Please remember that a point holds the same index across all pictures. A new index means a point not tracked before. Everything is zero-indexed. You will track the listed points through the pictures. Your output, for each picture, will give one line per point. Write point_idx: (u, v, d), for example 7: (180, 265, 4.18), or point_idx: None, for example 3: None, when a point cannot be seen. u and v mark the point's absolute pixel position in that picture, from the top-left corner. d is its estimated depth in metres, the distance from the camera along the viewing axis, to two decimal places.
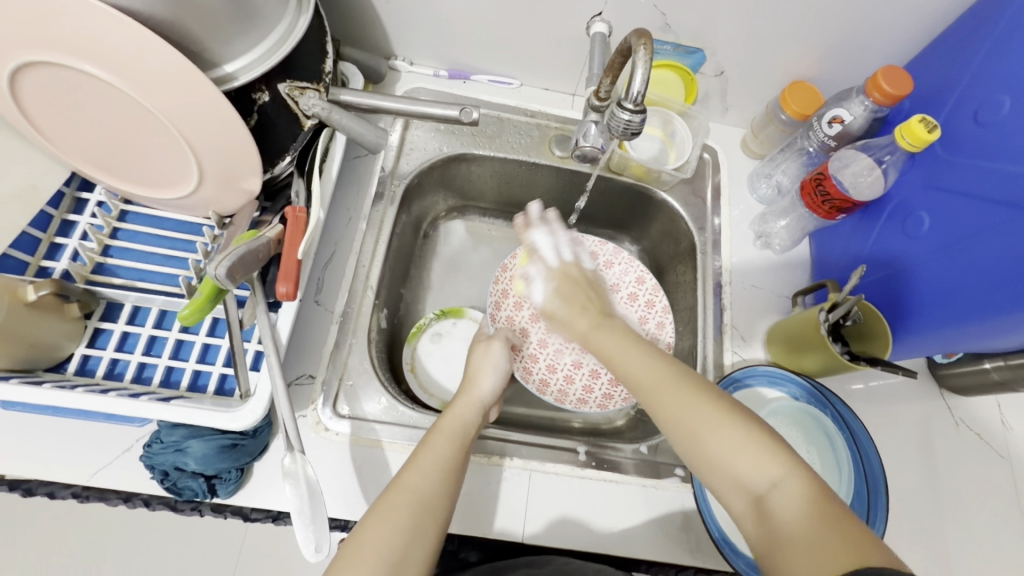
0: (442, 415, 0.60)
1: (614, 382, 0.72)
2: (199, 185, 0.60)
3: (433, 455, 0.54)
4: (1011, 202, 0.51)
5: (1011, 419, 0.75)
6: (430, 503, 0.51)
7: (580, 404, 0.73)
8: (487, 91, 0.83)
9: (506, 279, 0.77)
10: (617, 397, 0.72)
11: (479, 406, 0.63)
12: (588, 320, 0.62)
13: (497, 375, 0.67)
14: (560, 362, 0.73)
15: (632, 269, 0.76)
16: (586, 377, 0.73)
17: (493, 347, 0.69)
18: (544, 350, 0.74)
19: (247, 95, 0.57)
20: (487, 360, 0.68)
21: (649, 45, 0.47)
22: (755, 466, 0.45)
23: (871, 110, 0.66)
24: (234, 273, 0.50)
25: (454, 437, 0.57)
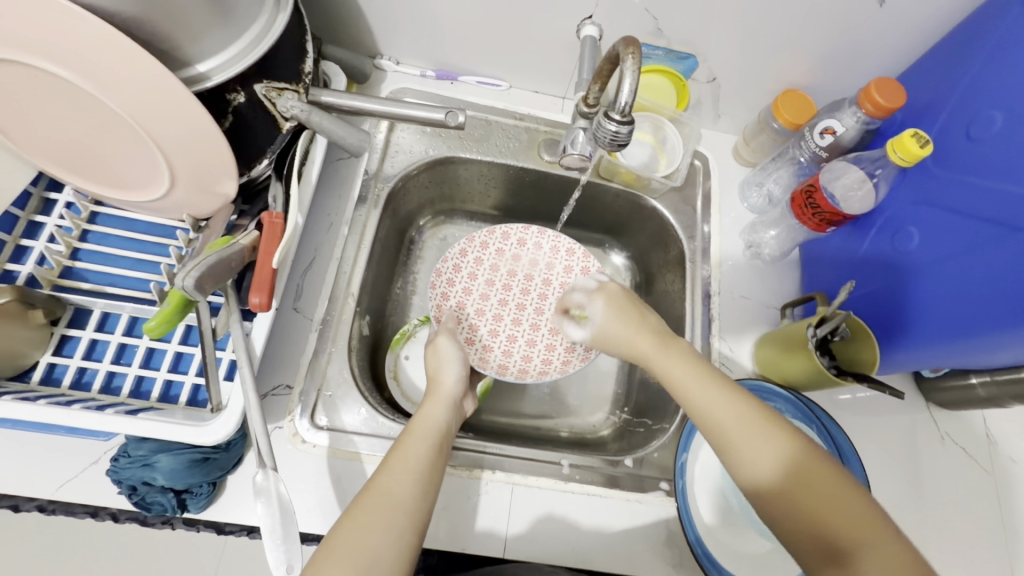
0: (413, 416, 0.58)
1: (569, 347, 0.73)
2: (171, 188, 0.58)
3: (405, 455, 0.53)
4: (1002, 220, 0.51)
5: (996, 433, 0.74)
6: (405, 504, 0.49)
7: (543, 375, 0.73)
8: (475, 92, 0.81)
9: (449, 270, 0.76)
10: (576, 359, 0.72)
11: (448, 403, 0.61)
12: (649, 342, 0.59)
13: (458, 367, 0.65)
14: (514, 345, 0.75)
15: (581, 263, 0.77)
16: (544, 349, 0.74)
17: (441, 343, 0.67)
18: (496, 339, 0.75)
19: (222, 96, 0.53)
20: (439, 357, 0.66)
21: (637, 54, 0.46)
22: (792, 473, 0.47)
23: (862, 123, 0.65)
24: (204, 283, 0.48)
25: (427, 434, 0.56)
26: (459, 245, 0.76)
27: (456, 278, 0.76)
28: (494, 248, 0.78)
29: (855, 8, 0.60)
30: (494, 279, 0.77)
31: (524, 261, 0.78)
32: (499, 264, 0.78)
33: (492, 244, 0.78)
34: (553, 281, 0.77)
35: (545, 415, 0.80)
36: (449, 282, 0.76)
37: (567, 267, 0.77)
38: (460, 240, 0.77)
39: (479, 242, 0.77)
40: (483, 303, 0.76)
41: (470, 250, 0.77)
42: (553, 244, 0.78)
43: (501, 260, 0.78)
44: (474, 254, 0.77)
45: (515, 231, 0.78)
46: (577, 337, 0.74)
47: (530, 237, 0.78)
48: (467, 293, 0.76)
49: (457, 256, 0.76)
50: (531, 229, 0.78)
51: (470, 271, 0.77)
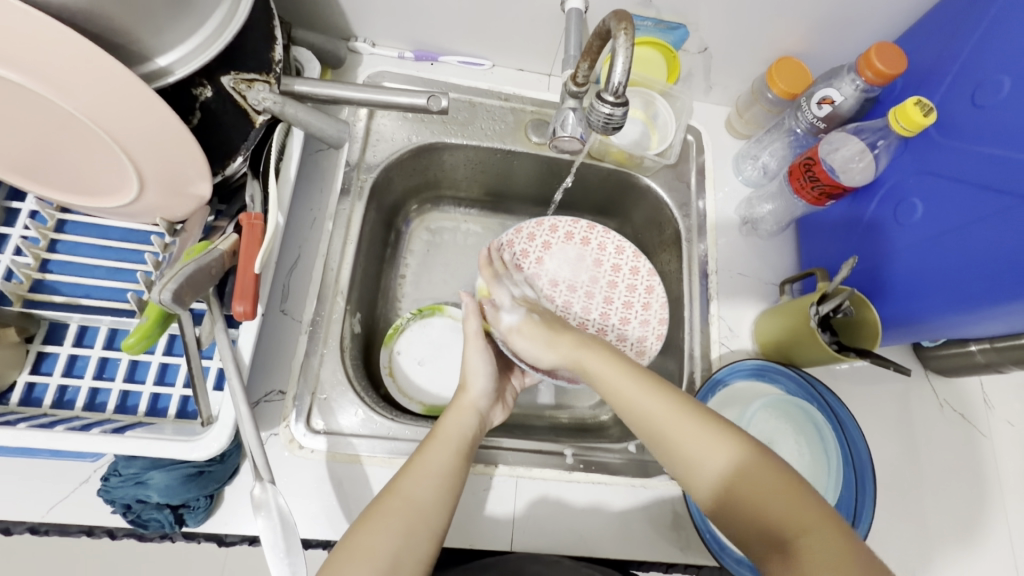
0: (437, 422, 0.57)
1: (624, 321, 0.72)
2: (141, 192, 0.54)
3: (429, 461, 0.52)
4: (1007, 191, 0.49)
5: (993, 397, 0.75)
6: (428, 509, 0.48)
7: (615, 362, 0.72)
8: (457, 73, 0.77)
9: (524, 240, 0.75)
10: (653, 322, 0.72)
11: (474, 412, 0.60)
12: (570, 342, 0.61)
13: (486, 378, 0.63)
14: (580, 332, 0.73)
15: (547, 234, 0.76)
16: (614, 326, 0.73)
17: (470, 350, 0.65)
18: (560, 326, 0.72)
19: (188, 91, 0.51)
20: (470, 363, 0.64)
21: (630, 29, 0.43)
22: (712, 452, 0.47)
23: (861, 90, 0.62)
24: (182, 295, 0.45)
25: (452, 442, 0.54)
26: (507, 234, 0.75)
27: (529, 249, 0.75)
28: (540, 240, 0.76)
29: None
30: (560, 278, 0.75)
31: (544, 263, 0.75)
32: (545, 257, 0.75)
33: (540, 237, 0.76)
34: (615, 301, 0.73)
35: (544, 403, 0.79)
36: (522, 254, 0.75)
37: (547, 244, 0.75)
38: (529, 222, 0.76)
39: (526, 233, 0.75)
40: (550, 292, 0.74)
41: (539, 234, 0.76)
42: (553, 224, 0.76)
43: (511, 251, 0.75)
44: (541, 238, 0.75)
45: (563, 225, 0.76)
46: (633, 311, 0.73)
47: (542, 234, 0.76)
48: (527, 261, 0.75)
49: (525, 240, 0.75)
50: (542, 224, 0.76)
51: (538, 254, 0.75)
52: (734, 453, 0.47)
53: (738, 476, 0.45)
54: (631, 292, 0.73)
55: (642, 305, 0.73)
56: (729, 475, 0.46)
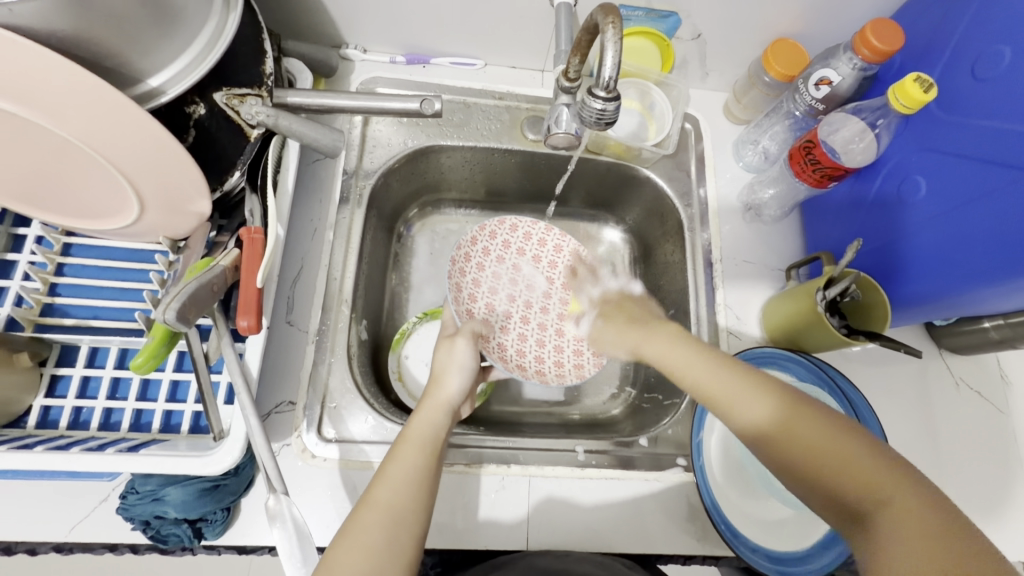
0: (409, 424, 0.56)
1: (539, 359, 0.75)
2: (141, 212, 0.55)
3: (401, 466, 0.51)
4: (1011, 164, 0.48)
5: (1010, 373, 0.73)
6: (400, 515, 0.48)
7: (561, 378, 0.75)
8: (450, 74, 0.77)
9: (478, 254, 0.77)
10: (568, 365, 0.75)
11: (448, 410, 0.59)
12: (637, 336, 0.62)
13: (464, 374, 0.63)
14: (526, 345, 0.75)
15: (514, 259, 0.78)
16: (534, 360, 0.75)
17: (457, 343, 0.66)
18: (509, 336, 0.75)
19: (181, 110, 0.51)
20: (451, 359, 0.64)
21: (618, 22, 0.42)
22: (752, 397, 0.49)
23: (859, 69, 0.61)
24: (186, 313, 0.45)
25: (424, 444, 0.54)
26: (471, 233, 0.76)
27: (480, 277, 0.77)
28: (522, 232, 0.78)
29: None
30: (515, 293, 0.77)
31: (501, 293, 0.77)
32: (499, 287, 0.77)
33: (489, 264, 0.77)
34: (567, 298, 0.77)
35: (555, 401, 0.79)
36: (473, 284, 0.76)
37: (496, 273, 0.77)
38: (467, 236, 0.76)
39: (474, 263, 0.77)
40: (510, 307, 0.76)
41: (472, 253, 0.77)
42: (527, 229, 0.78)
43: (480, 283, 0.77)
44: (477, 258, 0.77)
45: (524, 224, 0.77)
46: (565, 355, 0.75)
47: (475, 254, 0.77)
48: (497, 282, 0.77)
49: (467, 247, 0.76)
50: (475, 245, 0.76)
51: (476, 276, 0.77)
52: (779, 410, 0.48)
53: (781, 422, 0.47)
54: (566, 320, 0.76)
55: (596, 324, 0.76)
56: (775, 420, 0.47)
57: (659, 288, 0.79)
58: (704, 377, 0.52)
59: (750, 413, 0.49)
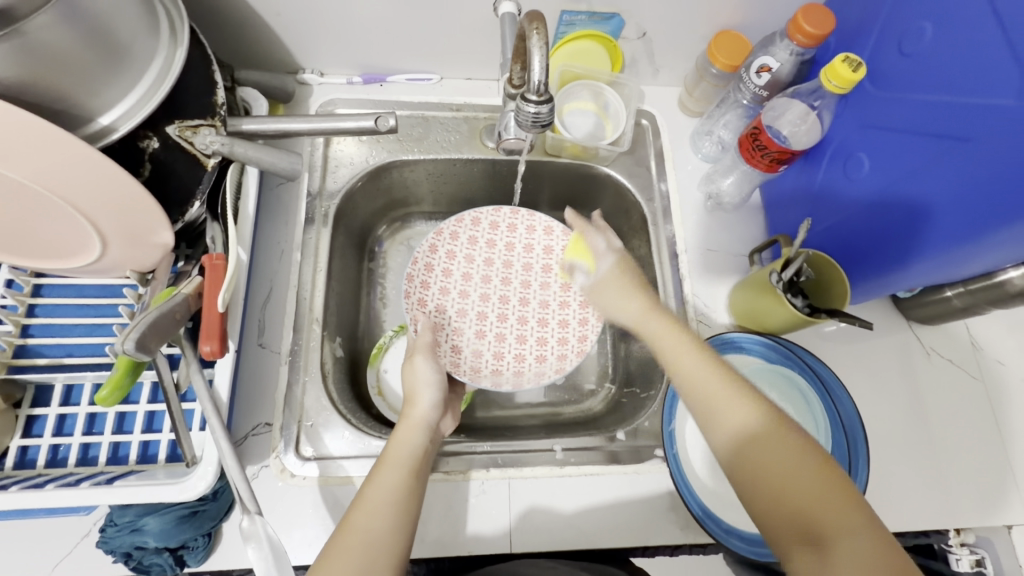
0: (387, 445, 0.57)
1: (518, 356, 0.76)
2: (105, 248, 0.55)
3: (379, 488, 0.52)
4: (945, 134, 0.49)
5: (981, 339, 0.74)
6: (382, 542, 0.49)
7: (495, 379, 0.74)
8: (407, 90, 0.79)
9: (421, 272, 0.76)
10: (529, 359, 0.76)
11: (424, 427, 0.60)
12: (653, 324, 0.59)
13: (434, 389, 0.64)
14: (492, 344, 0.76)
15: (507, 237, 0.79)
16: (512, 360, 0.75)
17: (418, 363, 0.65)
18: (480, 341, 0.76)
19: (135, 145, 0.53)
20: (416, 376, 0.64)
21: (542, 28, 0.44)
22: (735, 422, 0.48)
23: (796, 54, 0.62)
24: (148, 342, 0.46)
25: (402, 463, 0.55)
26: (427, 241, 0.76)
27: (429, 281, 0.77)
28: (466, 237, 0.79)
29: None
30: (488, 292, 0.78)
31: (478, 274, 0.79)
32: (475, 254, 0.79)
33: (441, 247, 0.77)
34: (532, 304, 0.78)
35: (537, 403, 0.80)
36: (422, 289, 0.76)
37: (474, 259, 0.79)
38: (427, 237, 0.77)
39: (422, 265, 0.76)
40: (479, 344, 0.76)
41: (438, 245, 0.77)
42: (529, 224, 0.80)
43: (472, 266, 0.79)
44: (443, 248, 0.77)
45: (505, 218, 0.79)
46: (528, 349, 0.76)
47: (442, 242, 0.77)
48: (461, 282, 0.78)
49: (426, 255, 0.76)
50: (441, 233, 0.77)
51: (443, 268, 0.77)
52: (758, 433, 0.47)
53: (759, 446, 0.47)
54: (546, 308, 0.78)
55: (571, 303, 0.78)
56: (753, 444, 0.47)
57: None
58: (690, 367, 0.53)
59: (731, 436, 0.48)
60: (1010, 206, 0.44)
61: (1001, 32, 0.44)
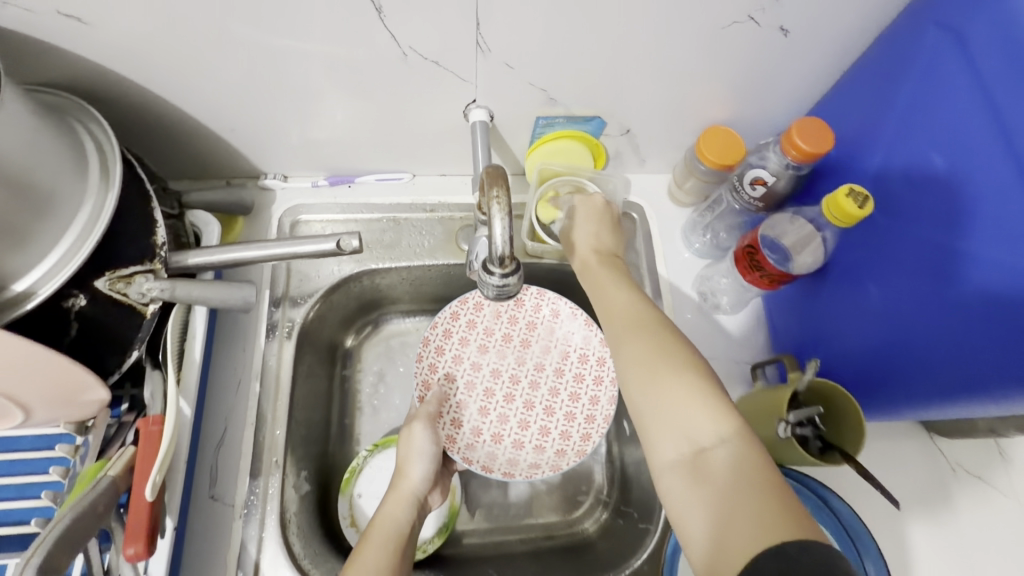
0: (372, 522, 0.58)
1: (518, 445, 0.69)
2: (30, 411, 0.50)
3: (362, 566, 0.53)
4: (959, 280, 0.44)
5: (1013, 452, 0.67)
6: None
7: (510, 474, 0.67)
8: (377, 191, 0.73)
9: (439, 337, 0.71)
10: (545, 465, 0.68)
11: (412, 501, 0.60)
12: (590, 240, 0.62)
13: (426, 462, 0.63)
14: (505, 428, 0.70)
15: (512, 309, 0.73)
16: (510, 446, 0.69)
17: (416, 430, 0.64)
18: (485, 420, 0.70)
19: (59, 306, 0.47)
20: (410, 446, 0.63)
21: (503, 191, 0.38)
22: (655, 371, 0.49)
23: (792, 169, 0.57)
24: (58, 559, 0.39)
25: (387, 541, 0.56)
26: (450, 308, 0.71)
27: (445, 347, 0.72)
28: (489, 310, 0.73)
29: (758, 43, 0.54)
30: (500, 368, 0.72)
31: (496, 335, 0.73)
32: (494, 328, 0.73)
33: (463, 316, 0.72)
34: (542, 385, 0.71)
35: (525, 527, 0.73)
36: (437, 354, 0.71)
37: (488, 329, 0.73)
38: (450, 304, 0.72)
39: (449, 315, 0.72)
40: (481, 424, 0.70)
41: (461, 313, 0.72)
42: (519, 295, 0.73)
43: (474, 334, 0.73)
44: (466, 317, 0.72)
45: None
46: (549, 439, 0.69)
47: (465, 312, 0.72)
48: (463, 348, 0.72)
49: (446, 321, 0.71)
50: (467, 302, 0.72)
51: (462, 336, 0.72)
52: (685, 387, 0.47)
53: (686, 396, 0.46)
54: (560, 377, 0.71)
55: (591, 398, 0.69)
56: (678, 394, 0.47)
57: None
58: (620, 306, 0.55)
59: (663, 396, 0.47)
60: None
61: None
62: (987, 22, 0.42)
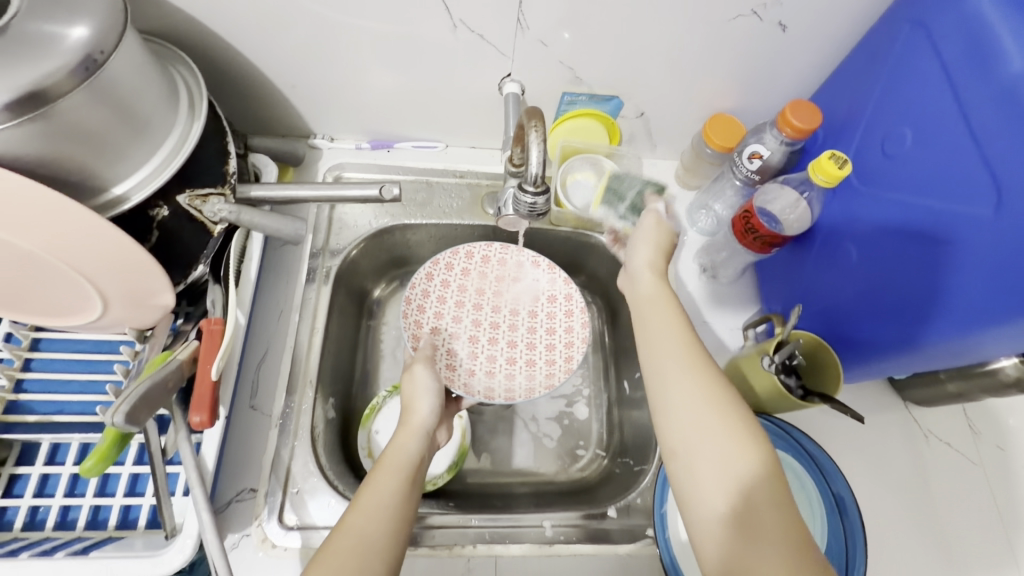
0: (384, 451, 0.57)
1: (510, 376, 0.75)
2: (106, 308, 0.56)
3: (375, 490, 0.52)
4: (927, 233, 0.50)
5: (978, 422, 0.74)
6: (375, 543, 0.48)
7: (510, 397, 0.73)
8: (413, 157, 0.81)
9: (419, 296, 0.76)
10: (539, 387, 0.74)
11: (422, 434, 0.60)
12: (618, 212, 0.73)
13: (433, 397, 0.64)
14: (496, 365, 0.76)
15: (479, 265, 0.80)
16: (503, 379, 0.75)
17: (419, 371, 0.66)
18: (476, 361, 0.76)
19: (145, 214, 0.54)
20: (415, 386, 0.65)
21: (541, 124, 0.46)
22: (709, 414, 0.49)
23: (785, 144, 0.65)
24: (137, 414, 0.46)
25: (399, 468, 0.55)
26: (425, 270, 0.77)
27: (426, 304, 0.77)
28: (459, 269, 0.79)
29: (761, 37, 0.63)
30: (480, 318, 0.79)
31: (471, 290, 0.79)
32: (467, 283, 0.79)
33: (438, 275, 0.78)
34: (520, 326, 0.78)
35: (529, 471, 0.79)
36: (420, 312, 0.76)
37: (462, 286, 0.79)
38: (422, 266, 0.77)
39: (444, 264, 0.78)
40: (473, 364, 0.76)
41: (435, 273, 0.77)
42: (484, 252, 0.79)
43: (450, 291, 0.78)
44: (440, 276, 0.78)
45: (478, 249, 0.79)
46: (538, 367, 0.76)
47: (440, 271, 0.78)
48: (443, 304, 0.78)
49: (423, 282, 0.77)
50: (438, 262, 0.78)
51: (439, 294, 0.78)
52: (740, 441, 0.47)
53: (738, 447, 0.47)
54: (535, 317, 0.79)
55: (566, 327, 0.77)
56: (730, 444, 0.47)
57: (626, 351, 0.83)
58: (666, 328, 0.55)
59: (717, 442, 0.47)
60: (1008, 292, 0.44)
61: (979, 144, 0.46)
62: (950, 15, 0.49)
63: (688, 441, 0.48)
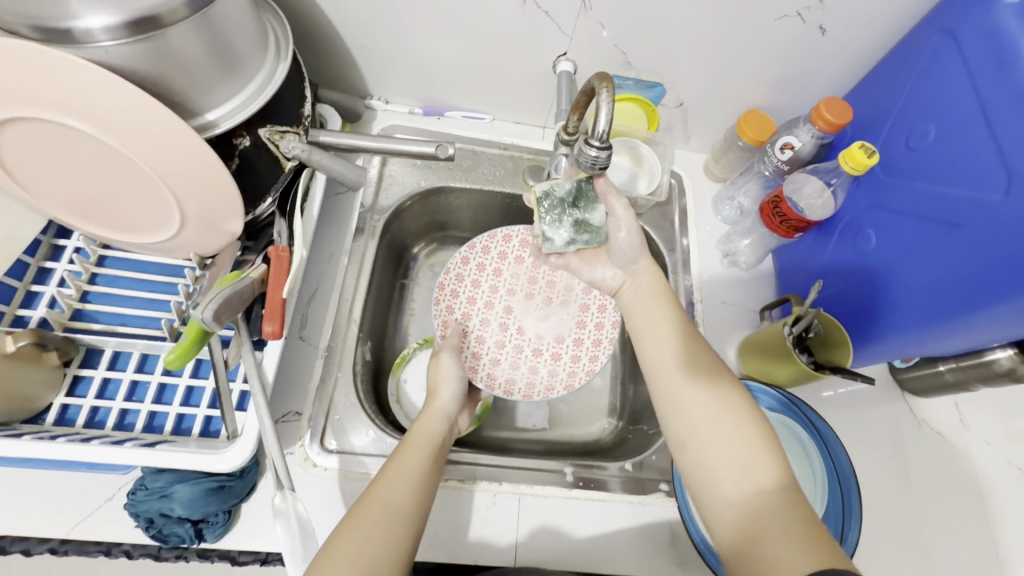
0: (410, 428, 0.60)
1: (533, 369, 0.80)
2: (181, 228, 0.61)
3: (402, 465, 0.54)
4: (943, 220, 0.56)
5: (968, 416, 0.79)
6: (405, 513, 0.50)
7: (529, 395, 0.77)
8: (461, 125, 0.86)
9: (452, 281, 0.81)
10: (559, 386, 0.78)
11: (444, 417, 0.63)
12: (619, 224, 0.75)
13: (455, 383, 0.67)
14: (521, 357, 0.81)
15: (517, 251, 0.85)
16: (527, 371, 0.80)
17: (444, 359, 0.70)
18: (501, 351, 0.81)
19: (229, 142, 0.58)
20: (441, 371, 0.68)
21: (610, 86, 0.50)
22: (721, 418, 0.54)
23: (817, 138, 0.71)
24: (220, 315, 0.51)
25: (424, 446, 0.57)
26: (460, 253, 0.82)
27: (460, 289, 0.82)
28: (495, 253, 0.84)
29: (802, 39, 0.68)
30: (511, 305, 0.84)
31: (506, 276, 0.84)
32: (503, 268, 0.84)
33: (472, 259, 0.83)
34: (550, 318, 0.83)
35: (545, 431, 0.83)
36: (452, 296, 0.81)
37: (497, 270, 0.84)
38: (460, 250, 0.83)
39: (480, 248, 0.83)
40: (501, 352, 0.81)
41: (471, 257, 0.83)
42: (522, 239, 0.85)
43: (484, 274, 0.83)
44: (475, 260, 0.83)
45: (516, 234, 0.84)
46: (561, 363, 0.80)
47: (474, 256, 0.83)
48: (476, 289, 0.83)
49: (458, 265, 0.82)
50: (474, 247, 0.83)
51: (473, 278, 0.83)
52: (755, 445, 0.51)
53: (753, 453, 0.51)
54: (567, 309, 0.83)
55: (597, 323, 0.81)
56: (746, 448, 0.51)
57: None
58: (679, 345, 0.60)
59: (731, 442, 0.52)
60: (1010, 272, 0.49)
61: (995, 139, 0.51)
62: (976, 25, 0.54)
63: (704, 434, 0.53)
